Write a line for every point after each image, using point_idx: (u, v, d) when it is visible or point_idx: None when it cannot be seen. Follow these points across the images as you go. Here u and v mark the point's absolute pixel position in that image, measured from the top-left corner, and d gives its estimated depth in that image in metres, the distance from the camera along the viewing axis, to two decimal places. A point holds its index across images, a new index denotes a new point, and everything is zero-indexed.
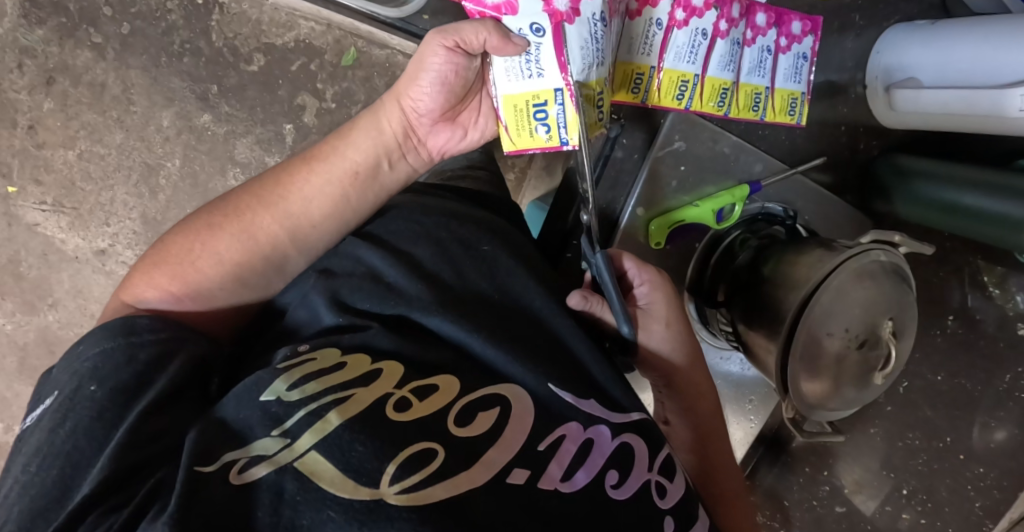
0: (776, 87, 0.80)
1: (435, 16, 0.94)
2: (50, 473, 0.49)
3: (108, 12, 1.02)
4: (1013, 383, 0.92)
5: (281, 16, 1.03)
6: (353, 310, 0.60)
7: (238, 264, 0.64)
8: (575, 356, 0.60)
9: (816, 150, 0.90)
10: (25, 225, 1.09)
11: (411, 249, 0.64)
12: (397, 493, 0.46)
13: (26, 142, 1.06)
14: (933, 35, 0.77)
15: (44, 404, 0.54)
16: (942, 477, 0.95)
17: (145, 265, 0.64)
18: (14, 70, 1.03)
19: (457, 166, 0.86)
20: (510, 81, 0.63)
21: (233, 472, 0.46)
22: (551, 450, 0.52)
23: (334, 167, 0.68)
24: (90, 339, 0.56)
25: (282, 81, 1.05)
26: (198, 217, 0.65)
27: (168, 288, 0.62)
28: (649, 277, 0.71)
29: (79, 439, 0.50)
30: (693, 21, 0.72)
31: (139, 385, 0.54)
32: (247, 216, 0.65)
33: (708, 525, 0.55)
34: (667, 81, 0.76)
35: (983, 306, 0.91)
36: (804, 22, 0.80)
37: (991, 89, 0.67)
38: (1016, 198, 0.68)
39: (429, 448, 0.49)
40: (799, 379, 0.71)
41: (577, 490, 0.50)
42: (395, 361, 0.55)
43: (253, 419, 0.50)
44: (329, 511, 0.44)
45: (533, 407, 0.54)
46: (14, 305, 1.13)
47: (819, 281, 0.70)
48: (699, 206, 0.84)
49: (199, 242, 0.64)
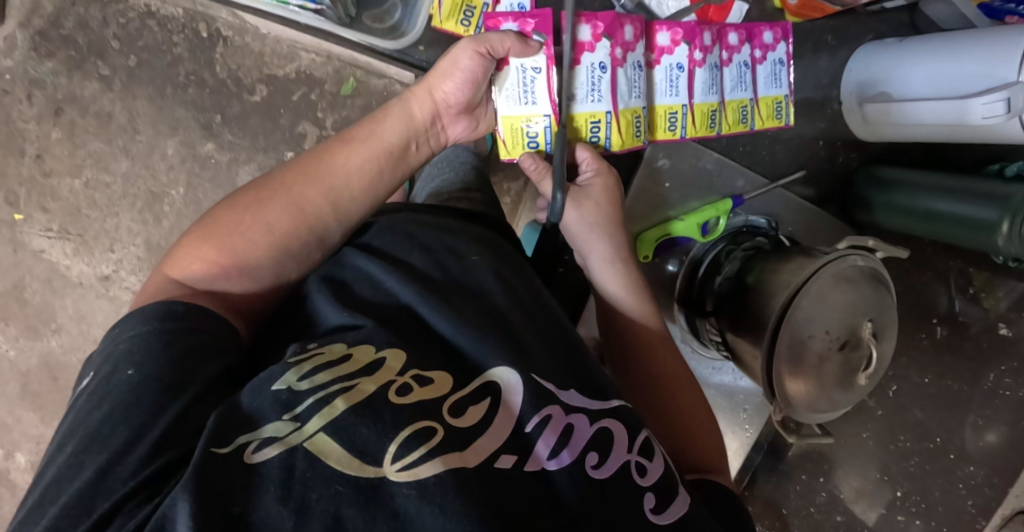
0: (759, 96, 0.84)
1: (430, 46, 1.05)
2: (86, 456, 0.49)
3: (116, 45, 1.07)
4: (997, 382, 0.94)
5: (283, 48, 1.08)
6: (359, 308, 0.62)
7: (286, 234, 0.65)
8: (571, 349, 0.64)
9: (798, 164, 0.93)
10: (31, 251, 1.13)
11: (405, 258, 0.66)
12: (398, 470, 0.48)
13: (34, 171, 1.10)
14: (905, 48, 0.79)
15: (80, 390, 0.54)
16: (934, 478, 0.96)
17: (190, 239, 0.64)
18: (23, 101, 1.08)
19: (453, 187, 0.93)
20: (509, 104, 0.73)
21: (247, 452, 0.48)
22: (539, 430, 0.54)
23: (371, 146, 0.72)
24: (127, 323, 0.56)
25: (284, 111, 1.09)
26: (244, 194, 0.67)
27: (215, 260, 0.63)
28: (595, 166, 0.76)
29: (117, 424, 0.50)
30: (630, 55, 0.75)
31: (175, 370, 0.53)
32: (293, 190, 0.67)
33: (688, 499, 0.58)
34: (657, 117, 0.80)
35: (968, 309, 0.94)
36: (774, 31, 0.83)
37: (957, 101, 0.70)
38: (994, 204, 0.72)
39: (427, 429, 0.51)
40: (783, 380, 0.73)
41: (563, 466, 0.53)
42: (398, 348, 0.57)
43: (265, 405, 0.51)
44: (338, 486, 0.47)
45: (522, 389, 0.56)
46: (18, 330, 1.15)
47: (799, 286, 0.72)
48: (683, 220, 0.86)
49: (250, 215, 0.65)
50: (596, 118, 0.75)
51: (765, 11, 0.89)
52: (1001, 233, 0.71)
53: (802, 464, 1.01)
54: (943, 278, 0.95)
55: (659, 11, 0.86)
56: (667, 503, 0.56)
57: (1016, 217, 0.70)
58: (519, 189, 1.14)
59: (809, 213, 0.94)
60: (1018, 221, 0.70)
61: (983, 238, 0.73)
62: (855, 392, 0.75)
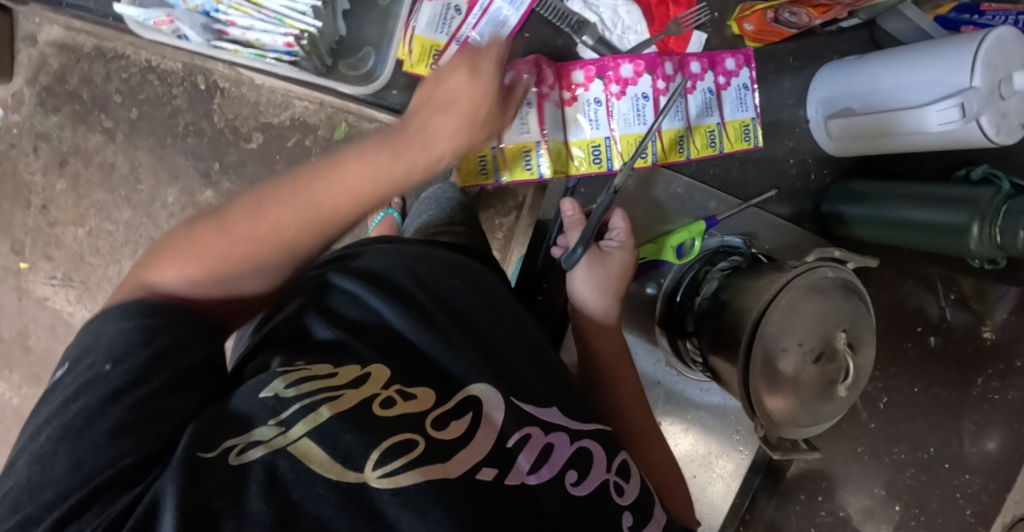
0: (725, 120, 0.91)
1: (404, 92, 0.91)
2: (59, 446, 0.47)
3: (118, 99, 1.12)
4: (984, 387, 0.92)
5: (277, 97, 1.13)
6: (341, 322, 0.59)
7: (275, 270, 0.59)
8: (556, 375, 0.65)
9: (770, 183, 0.95)
10: (36, 299, 1.16)
11: (388, 278, 0.63)
12: (379, 477, 0.48)
13: (39, 221, 1.15)
14: (862, 65, 0.82)
15: (57, 374, 0.52)
16: (931, 488, 0.94)
17: (173, 256, 0.56)
18: (30, 154, 1.13)
19: (439, 221, 0.93)
20: (429, 27, 0.87)
21: (232, 454, 0.47)
22: (520, 445, 0.55)
23: (376, 187, 0.61)
24: (106, 316, 0.52)
25: (279, 157, 1.14)
26: (235, 217, 0.58)
27: (201, 285, 0.56)
28: (623, 241, 0.83)
29: (90, 418, 0.47)
30: (549, 96, 0.88)
31: (152, 370, 0.50)
32: (291, 231, 0.58)
33: (662, 521, 0.58)
34: (625, 146, 0.89)
35: (959, 317, 0.94)
36: (736, 58, 0.90)
37: (913, 110, 0.72)
38: (965, 209, 0.72)
39: (411, 440, 0.51)
40: (761, 395, 0.72)
41: (543, 482, 0.53)
42: (383, 365, 0.56)
43: (251, 411, 0.50)
44: (319, 487, 0.46)
45: (504, 405, 0.56)
46: (21, 378, 1.18)
47: (770, 300, 0.72)
48: (655, 243, 0.89)
49: (239, 250, 0.57)
50: (497, 151, 0.87)
51: (725, 39, 0.91)
52: (972, 236, 0.72)
53: (800, 484, 0.99)
54: (931, 287, 0.95)
55: (620, 44, 0.89)
56: (642, 520, 0.56)
57: (985, 219, 0.71)
58: (512, 223, 1.17)
59: (789, 232, 0.94)
60: (987, 225, 0.71)
61: (961, 243, 0.74)
62: (837, 404, 0.73)
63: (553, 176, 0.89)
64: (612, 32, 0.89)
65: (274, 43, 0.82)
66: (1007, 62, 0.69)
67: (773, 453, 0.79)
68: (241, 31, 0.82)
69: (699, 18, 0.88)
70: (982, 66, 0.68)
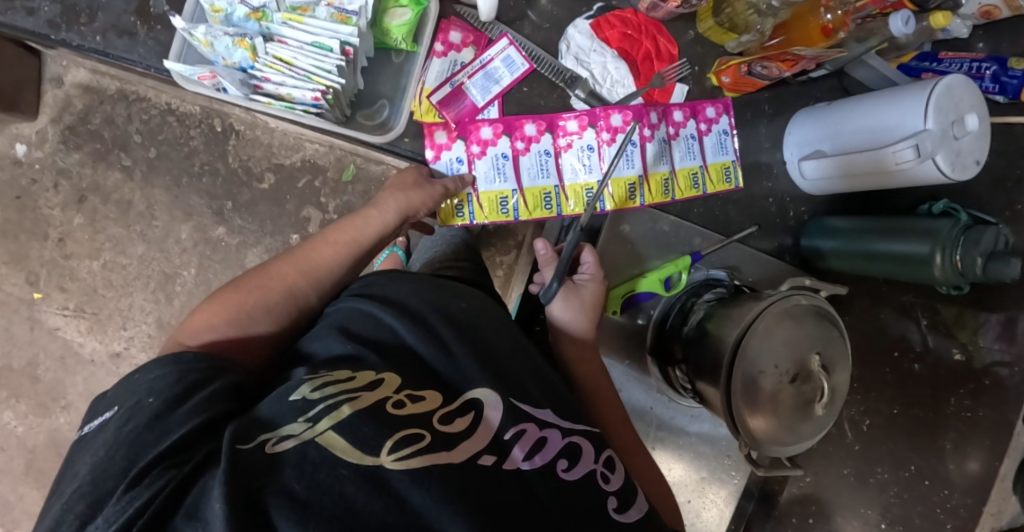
0: (708, 163, 0.98)
1: (416, 140, 0.94)
2: (116, 455, 0.53)
3: (138, 139, 1.19)
4: (957, 406, 0.96)
5: (290, 140, 1.20)
6: (355, 337, 0.64)
7: (281, 314, 0.73)
8: (550, 386, 0.68)
9: (752, 220, 1.01)
10: (47, 329, 1.21)
11: (399, 298, 0.68)
12: (394, 460, 0.52)
13: (55, 253, 1.20)
14: (830, 111, 0.89)
15: (102, 417, 0.57)
16: (914, 505, 0.98)
17: (200, 312, 0.70)
18: (50, 190, 1.19)
19: (444, 257, 0.97)
20: (436, 77, 0.94)
21: (268, 444, 0.52)
22: (516, 437, 0.59)
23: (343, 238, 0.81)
24: (144, 368, 0.59)
25: (290, 197, 1.21)
26: (246, 279, 0.73)
27: (223, 330, 0.69)
28: (593, 272, 0.89)
29: (140, 435, 0.54)
30: (533, 146, 0.95)
31: (186, 392, 0.57)
32: (289, 280, 0.75)
33: (645, 508, 0.62)
34: (615, 189, 0.96)
35: (943, 344, 0.97)
36: (716, 106, 0.98)
37: (875, 152, 0.80)
38: (928, 240, 0.79)
39: (418, 432, 0.55)
40: (744, 415, 0.76)
41: (536, 467, 0.57)
42: (395, 374, 0.60)
43: (284, 410, 0.55)
44: (341, 469, 0.51)
45: (503, 406, 0.60)
46: (28, 407, 1.21)
47: (748, 323, 0.77)
48: (646, 277, 0.94)
49: (253, 297, 0.72)
50: (504, 194, 0.95)
51: (705, 89, 0.98)
52: (936, 264, 0.78)
53: (792, 508, 1.02)
54: (911, 317, 1.00)
55: (610, 96, 0.96)
56: (628, 503, 0.60)
57: (946, 249, 0.77)
58: (512, 261, 1.23)
59: (770, 265, 0.99)
60: (948, 254, 0.77)
61: (928, 273, 0.80)
62: (816, 423, 0.77)
63: (564, 215, 0.96)
64: (602, 86, 0.96)
65: (302, 97, 0.84)
66: (958, 106, 0.76)
67: (758, 472, 0.79)
68: (274, 87, 0.84)
69: (680, 72, 0.96)
70: (934, 111, 0.75)
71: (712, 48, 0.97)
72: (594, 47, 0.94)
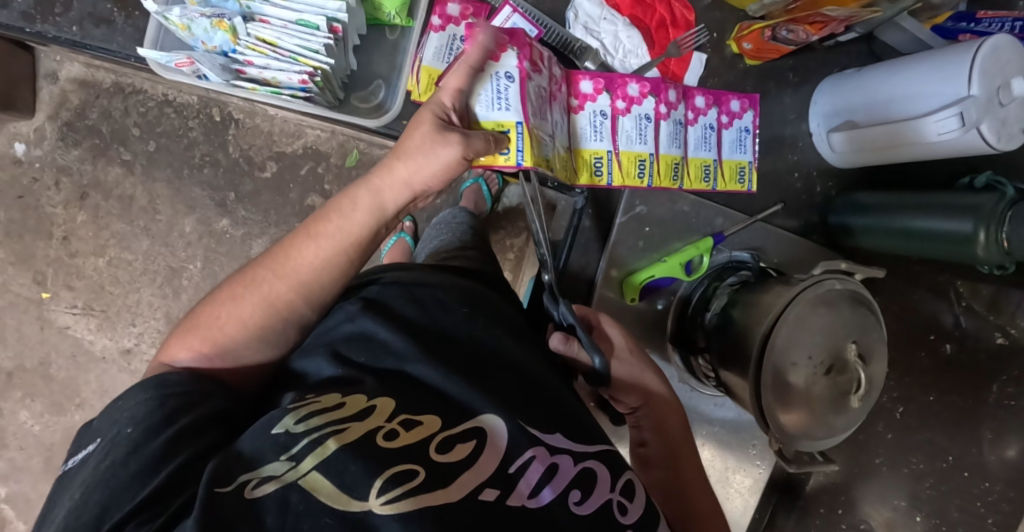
0: (723, 158, 0.92)
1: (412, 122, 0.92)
2: (92, 499, 0.50)
3: (136, 132, 1.16)
4: (1001, 391, 0.90)
5: (291, 126, 1.17)
6: (351, 361, 0.59)
7: (263, 328, 0.62)
8: (553, 397, 0.61)
9: (776, 197, 0.96)
10: (57, 328, 1.19)
11: (398, 307, 0.63)
12: (383, 503, 0.48)
13: (60, 252, 1.17)
14: (861, 78, 0.82)
15: (86, 449, 0.55)
16: (950, 497, 0.93)
17: (179, 328, 0.62)
18: (51, 188, 1.16)
19: (450, 247, 0.91)
20: (436, 56, 0.85)
21: (248, 489, 0.48)
22: (520, 472, 0.52)
23: (334, 232, 0.64)
24: (127, 392, 0.57)
25: (293, 186, 1.18)
26: (222, 287, 0.63)
27: (200, 350, 0.61)
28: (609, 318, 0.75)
29: (117, 472, 0.51)
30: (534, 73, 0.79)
31: (166, 421, 0.54)
32: (264, 286, 0.62)
33: None
34: (624, 161, 0.88)
35: (971, 325, 0.93)
36: (742, 101, 0.92)
37: (912, 122, 0.73)
38: (970, 217, 0.73)
39: (412, 468, 0.50)
40: (774, 412, 0.71)
41: (543, 506, 0.51)
42: (389, 397, 0.56)
43: (265, 447, 0.51)
44: (327, 518, 0.47)
45: (507, 433, 0.55)
46: (43, 406, 1.20)
47: (779, 312, 0.72)
48: (666, 261, 0.88)
49: (226, 309, 0.61)
50: (506, 127, 0.75)
51: (724, 58, 0.93)
52: (979, 243, 0.72)
53: (819, 497, 0.98)
54: (943, 297, 0.95)
55: (623, 67, 0.90)
56: None
57: (990, 226, 0.71)
58: (523, 245, 1.18)
59: (792, 242, 0.94)
60: (992, 231, 0.71)
61: (970, 252, 0.73)
62: (850, 415, 0.72)
63: (575, 183, 0.86)
64: (613, 57, 0.90)
65: (289, 81, 0.80)
66: (1004, 70, 0.70)
67: (789, 468, 0.75)
68: (258, 71, 0.80)
69: (697, 40, 0.89)
70: (979, 75, 0.69)
71: (731, 12, 0.92)
72: (603, 15, 0.89)
